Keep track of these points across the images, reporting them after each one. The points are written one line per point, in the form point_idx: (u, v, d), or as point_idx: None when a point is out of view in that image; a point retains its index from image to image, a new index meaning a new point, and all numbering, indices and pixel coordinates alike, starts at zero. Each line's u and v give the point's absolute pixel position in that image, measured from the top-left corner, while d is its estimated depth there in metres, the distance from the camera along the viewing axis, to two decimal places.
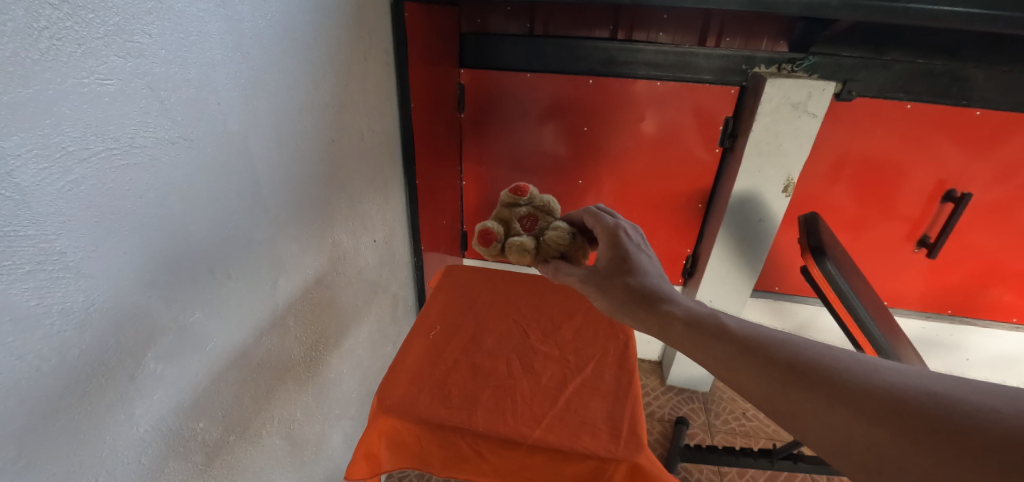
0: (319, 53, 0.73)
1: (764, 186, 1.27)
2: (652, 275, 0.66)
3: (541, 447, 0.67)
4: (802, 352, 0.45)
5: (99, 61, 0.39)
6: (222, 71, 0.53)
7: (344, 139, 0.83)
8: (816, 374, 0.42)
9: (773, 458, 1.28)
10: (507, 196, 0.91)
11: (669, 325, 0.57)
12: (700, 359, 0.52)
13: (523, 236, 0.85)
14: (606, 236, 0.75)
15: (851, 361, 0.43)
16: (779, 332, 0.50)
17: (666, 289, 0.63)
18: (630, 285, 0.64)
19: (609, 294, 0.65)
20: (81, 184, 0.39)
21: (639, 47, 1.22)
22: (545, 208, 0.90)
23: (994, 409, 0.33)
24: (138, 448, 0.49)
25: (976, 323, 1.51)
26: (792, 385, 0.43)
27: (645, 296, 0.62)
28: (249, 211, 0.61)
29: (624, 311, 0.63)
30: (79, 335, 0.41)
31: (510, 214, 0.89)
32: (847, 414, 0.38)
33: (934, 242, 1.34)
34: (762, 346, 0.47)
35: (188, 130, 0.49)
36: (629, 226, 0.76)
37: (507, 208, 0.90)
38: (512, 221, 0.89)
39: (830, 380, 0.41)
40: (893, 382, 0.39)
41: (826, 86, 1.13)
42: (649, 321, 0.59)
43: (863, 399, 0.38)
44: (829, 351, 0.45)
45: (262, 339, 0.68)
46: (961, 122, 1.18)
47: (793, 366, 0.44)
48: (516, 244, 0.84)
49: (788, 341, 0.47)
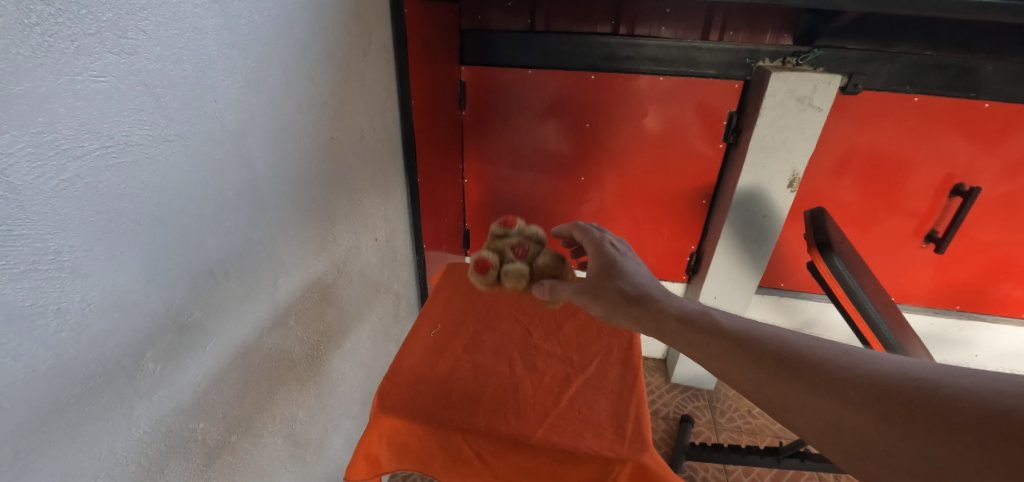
0: (318, 50, 0.72)
1: (768, 182, 1.26)
2: (641, 278, 0.65)
3: (545, 446, 0.66)
4: (789, 342, 0.45)
5: (92, 58, 0.39)
6: (218, 67, 0.52)
7: (344, 137, 0.83)
8: (803, 363, 0.43)
9: (780, 456, 1.24)
10: (495, 228, 0.91)
11: (663, 323, 0.56)
12: (695, 357, 0.51)
13: (517, 261, 0.85)
14: (593, 247, 0.73)
15: (836, 349, 0.43)
16: (767, 325, 0.50)
17: (659, 290, 0.62)
18: (622, 289, 0.63)
19: (602, 301, 0.64)
20: (75, 183, 0.39)
21: (642, 42, 1.21)
22: (534, 235, 0.90)
23: (972, 390, 0.34)
24: (137, 449, 0.48)
25: (985, 318, 1.49)
26: (779, 375, 0.43)
27: (638, 297, 0.61)
28: (248, 209, 0.60)
29: (621, 314, 0.61)
30: (76, 335, 0.41)
31: (502, 244, 0.88)
32: (837, 403, 0.39)
33: (942, 236, 1.32)
34: (750, 339, 0.47)
35: (184, 127, 0.48)
36: (615, 238, 0.75)
37: (498, 238, 0.90)
38: (503, 249, 0.88)
39: (819, 370, 0.41)
40: (878, 369, 0.39)
41: (831, 79, 1.11)
42: (644, 320, 0.58)
43: (851, 388, 0.39)
44: (814, 341, 0.45)
45: (264, 337, 0.68)
46: (969, 115, 1.16)
47: (782, 355, 0.44)
48: (513, 269, 0.83)
49: (776, 334, 0.47)
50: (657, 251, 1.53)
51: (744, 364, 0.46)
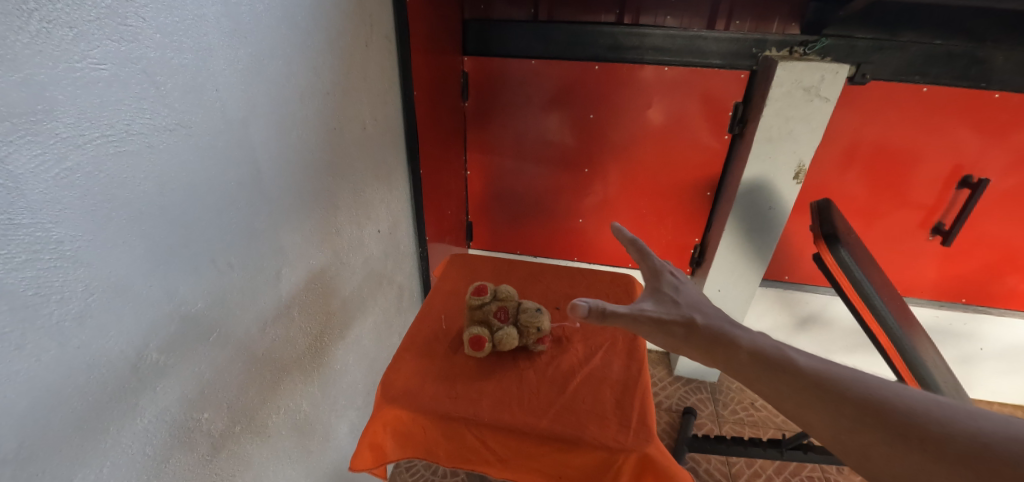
0: (320, 39, 0.71)
1: (775, 172, 1.24)
2: (704, 307, 0.60)
3: (550, 437, 0.66)
4: (874, 391, 0.43)
5: (91, 45, 0.38)
6: (219, 56, 0.52)
7: (346, 128, 0.82)
8: (893, 416, 0.41)
9: (783, 448, 1.23)
10: (469, 298, 0.82)
11: (731, 357, 0.53)
12: (769, 397, 0.49)
13: (506, 326, 0.78)
14: (650, 275, 0.67)
15: (931, 403, 0.41)
16: (846, 369, 0.47)
17: (727, 323, 0.57)
18: (693, 321, 0.57)
19: (669, 331, 0.57)
20: (77, 172, 0.38)
21: (647, 31, 1.19)
22: (509, 296, 0.82)
23: None
24: (142, 439, 0.48)
25: (992, 312, 1.47)
26: (867, 427, 0.41)
27: (710, 331, 0.55)
28: (250, 200, 0.60)
29: (691, 348, 0.56)
30: (79, 324, 0.41)
31: (483, 314, 0.80)
32: (943, 465, 0.36)
33: (949, 228, 1.31)
34: (831, 384, 0.45)
35: (186, 116, 0.48)
36: (673, 268, 0.70)
37: (478, 309, 0.81)
38: (488, 319, 0.79)
39: (914, 425, 0.39)
40: (987, 432, 0.37)
41: (839, 69, 1.10)
42: (713, 354, 0.54)
43: (959, 452, 0.36)
44: (902, 391, 0.43)
45: (267, 329, 0.68)
46: (979, 106, 1.15)
47: (870, 405, 0.42)
48: (507, 339, 0.76)
49: (858, 379, 0.45)
50: (661, 244, 1.53)
51: (819, 406, 0.44)
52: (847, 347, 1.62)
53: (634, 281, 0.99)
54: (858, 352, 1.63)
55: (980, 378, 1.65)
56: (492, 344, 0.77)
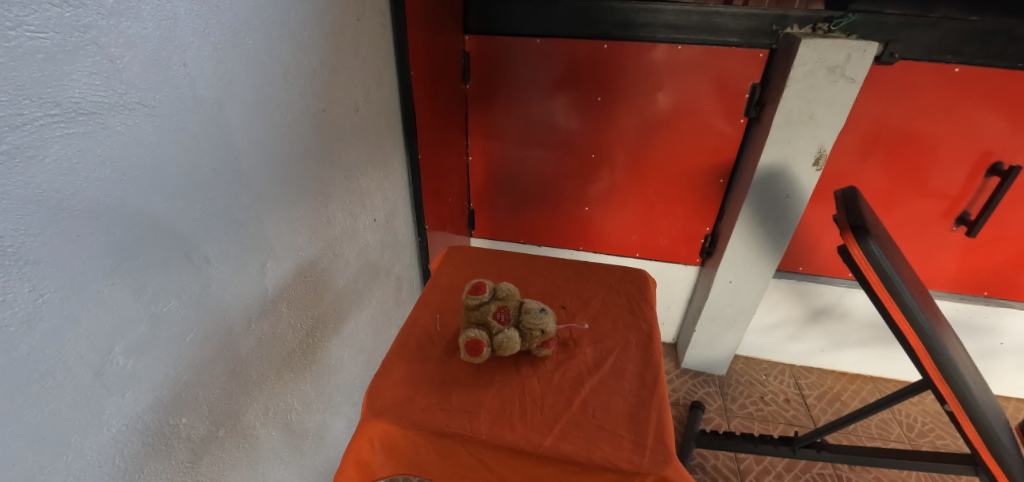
0: (304, 12, 0.65)
1: (793, 160, 1.17)
2: None
3: (553, 457, 0.62)
4: None
5: (28, 9, 0.33)
6: (185, 26, 0.46)
7: (336, 110, 0.76)
8: None
9: (795, 447, 1.17)
10: (466, 297, 0.76)
11: None
12: None
13: (507, 328, 0.73)
14: None
15: None
16: None
17: None
18: None
19: None
20: (14, 156, 0.33)
21: (659, 6, 1.12)
22: (511, 295, 0.76)
23: None
24: (110, 450, 0.45)
25: (1016, 305, 1.41)
26: None
27: None
28: (228, 189, 0.55)
29: None
30: (27, 329, 0.36)
31: (482, 315, 0.74)
32: None
33: (975, 218, 1.24)
34: None
35: (147, 95, 0.43)
36: None
37: (475, 309, 0.75)
38: (486, 320, 0.74)
39: None
40: None
41: (867, 47, 1.01)
42: None
43: None
44: None
45: (251, 327, 0.63)
46: (1014, 87, 1.07)
47: None
48: (508, 343, 0.71)
49: None
50: (670, 233, 1.47)
51: None
52: (861, 340, 1.57)
53: (646, 277, 0.95)
54: (872, 346, 1.57)
55: (999, 373, 1.59)
56: (492, 348, 0.73)
